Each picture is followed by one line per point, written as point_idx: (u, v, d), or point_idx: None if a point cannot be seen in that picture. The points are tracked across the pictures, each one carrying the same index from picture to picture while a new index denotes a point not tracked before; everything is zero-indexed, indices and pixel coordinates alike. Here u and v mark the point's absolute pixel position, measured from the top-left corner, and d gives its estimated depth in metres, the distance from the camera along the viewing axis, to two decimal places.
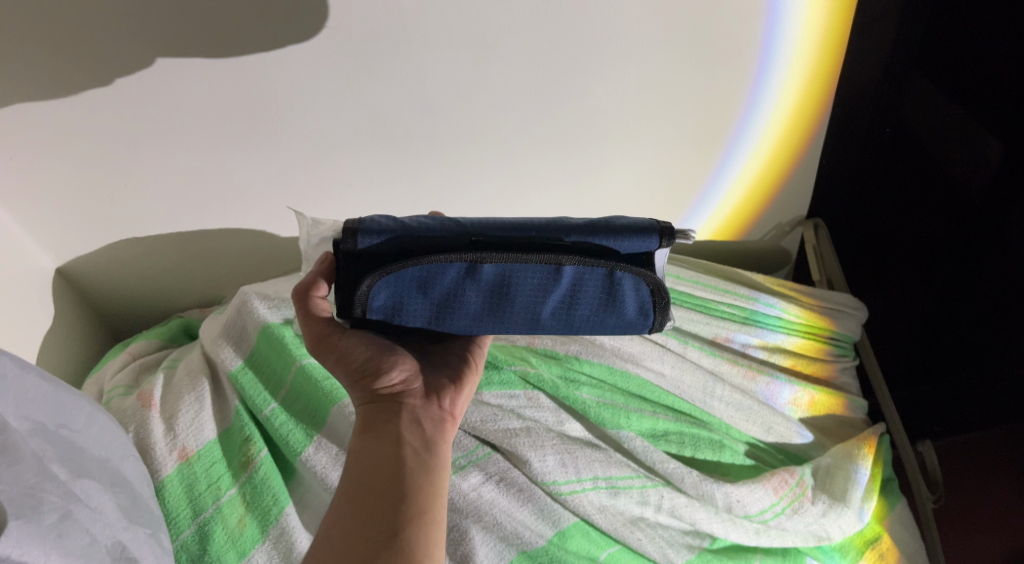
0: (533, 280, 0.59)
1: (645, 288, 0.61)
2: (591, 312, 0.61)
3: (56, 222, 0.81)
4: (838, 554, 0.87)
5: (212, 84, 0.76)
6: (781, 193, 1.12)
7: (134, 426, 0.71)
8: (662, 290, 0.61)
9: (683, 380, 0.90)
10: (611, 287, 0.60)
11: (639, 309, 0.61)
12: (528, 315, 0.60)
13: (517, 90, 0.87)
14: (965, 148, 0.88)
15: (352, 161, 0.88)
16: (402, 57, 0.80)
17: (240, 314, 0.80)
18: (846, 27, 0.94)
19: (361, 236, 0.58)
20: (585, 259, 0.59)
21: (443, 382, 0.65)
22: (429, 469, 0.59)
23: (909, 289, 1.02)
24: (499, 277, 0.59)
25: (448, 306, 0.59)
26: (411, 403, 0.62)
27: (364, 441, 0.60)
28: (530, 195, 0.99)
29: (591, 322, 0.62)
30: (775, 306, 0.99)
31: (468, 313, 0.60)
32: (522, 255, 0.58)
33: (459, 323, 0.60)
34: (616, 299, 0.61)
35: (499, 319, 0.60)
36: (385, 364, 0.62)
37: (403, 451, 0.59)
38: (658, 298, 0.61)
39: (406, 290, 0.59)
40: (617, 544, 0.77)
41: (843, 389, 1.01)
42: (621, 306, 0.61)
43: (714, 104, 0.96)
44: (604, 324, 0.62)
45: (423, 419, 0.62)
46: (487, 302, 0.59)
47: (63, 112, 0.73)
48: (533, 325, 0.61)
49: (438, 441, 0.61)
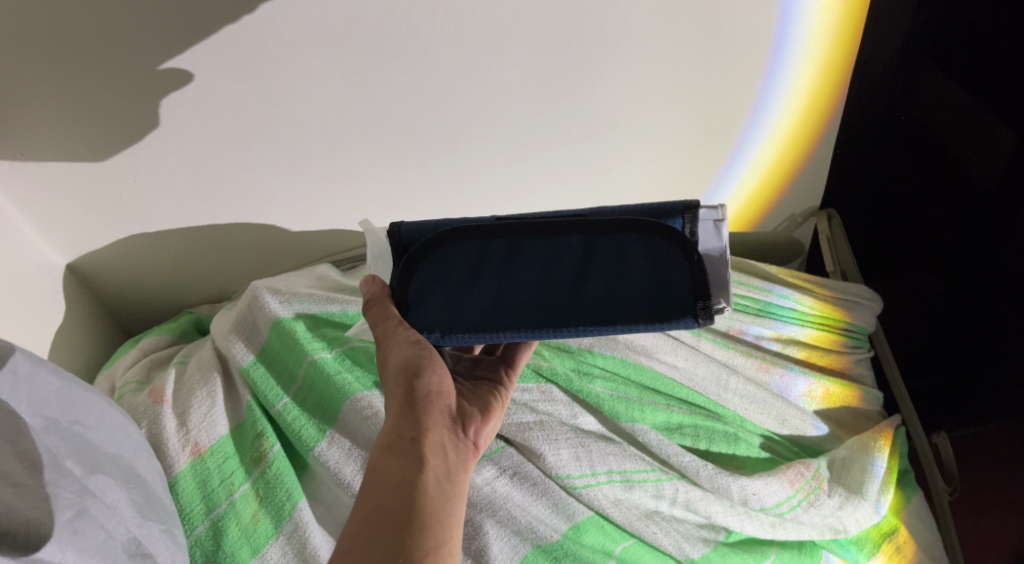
0: (556, 260, 0.57)
1: (683, 262, 0.56)
2: (621, 293, 0.57)
3: (65, 218, 0.80)
4: (855, 547, 0.85)
5: (223, 78, 0.75)
6: (792, 187, 1.10)
7: (146, 422, 0.70)
8: (694, 253, 0.56)
9: (697, 372, 0.90)
10: (646, 261, 0.57)
11: (679, 286, 0.56)
12: (553, 302, 0.57)
13: (527, 81, 0.86)
14: (980, 138, 0.88)
15: (361, 155, 0.87)
16: (413, 48, 0.79)
17: (250, 310, 0.79)
18: (857, 24, 0.93)
19: (405, 233, 0.61)
20: (612, 229, 0.57)
21: (469, 412, 0.63)
22: (447, 500, 0.56)
23: (919, 281, 1.04)
24: (521, 257, 0.58)
25: (470, 297, 0.58)
26: (442, 424, 0.59)
27: (387, 457, 0.56)
28: (540, 188, 0.98)
29: (634, 312, 0.56)
30: (789, 298, 0.98)
31: (490, 305, 0.58)
32: (543, 230, 0.58)
33: (481, 320, 0.58)
34: (656, 275, 0.56)
35: (529, 314, 0.57)
36: (432, 372, 0.59)
37: (427, 475, 0.56)
38: (694, 267, 0.56)
39: (434, 281, 0.59)
40: (632, 538, 0.77)
41: (858, 381, 1.00)
42: (655, 282, 0.56)
43: (727, 95, 0.94)
44: (642, 311, 0.56)
45: (448, 445, 0.59)
46: (516, 293, 0.58)
47: (72, 107, 0.73)
48: (562, 318, 0.57)
49: (460, 473, 0.58)
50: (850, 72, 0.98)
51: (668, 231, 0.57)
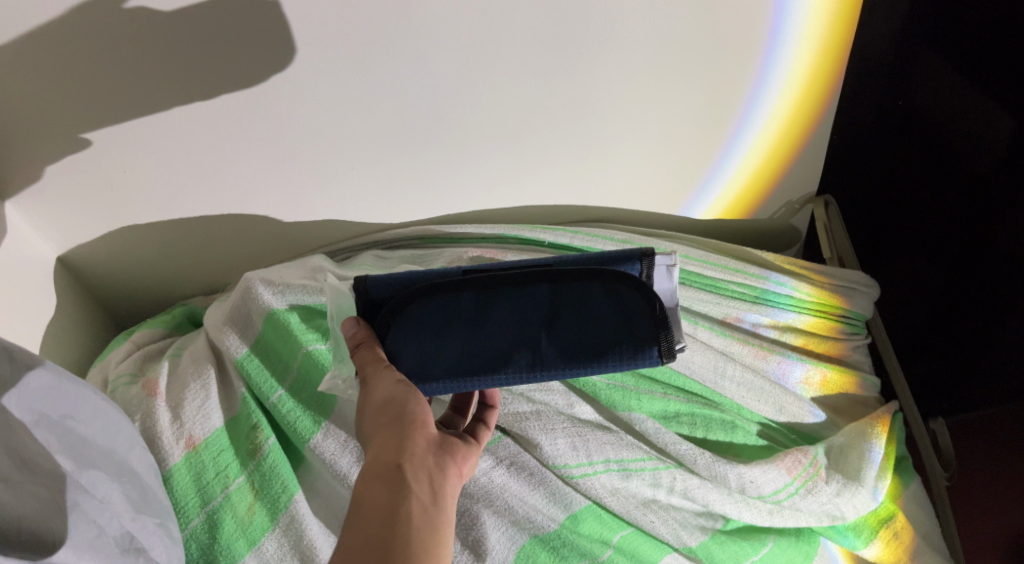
0: (523, 308, 0.61)
1: (638, 301, 0.62)
2: (584, 334, 0.61)
3: (54, 210, 0.79)
4: (852, 533, 0.87)
5: (211, 66, 0.73)
6: (789, 173, 1.09)
7: (140, 416, 0.70)
8: (650, 291, 0.62)
9: (694, 360, 0.86)
10: (603, 303, 0.62)
11: (639, 331, 0.61)
12: (527, 347, 0.61)
13: (521, 65, 0.84)
14: (978, 125, 0.87)
15: (354, 144, 0.85)
16: (402, 35, 0.77)
17: (243, 301, 0.77)
18: (848, 23, 0.93)
19: (372, 288, 0.63)
20: (569, 275, 0.62)
21: (453, 441, 0.62)
22: (434, 529, 0.55)
23: (918, 267, 1.03)
24: (489, 306, 0.61)
25: (447, 346, 0.61)
26: (427, 451, 0.59)
27: (371, 486, 0.55)
28: (535, 177, 0.97)
29: (594, 353, 0.61)
30: (786, 285, 0.96)
31: (465, 354, 0.61)
32: (507, 280, 0.62)
33: (463, 369, 0.61)
34: (612, 317, 0.61)
35: (498, 361, 0.61)
36: (415, 401, 0.59)
37: (413, 504, 0.55)
38: (650, 306, 0.61)
39: (410, 334, 0.61)
40: (629, 527, 0.78)
41: (855, 367, 1.00)
42: (617, 327, 0.61)
43: (724, 79, 0.93)
44: (608, 355, 0.61)
45: (433, 473, 0.58)
46: (483, 342, 0.61)
47: (56, 97, 0.71)
48: (534, 363, 0.61)
49: (446, 501, 0.57)
50: (845, 61, 0.97)
51: (627, 278, 0.62)
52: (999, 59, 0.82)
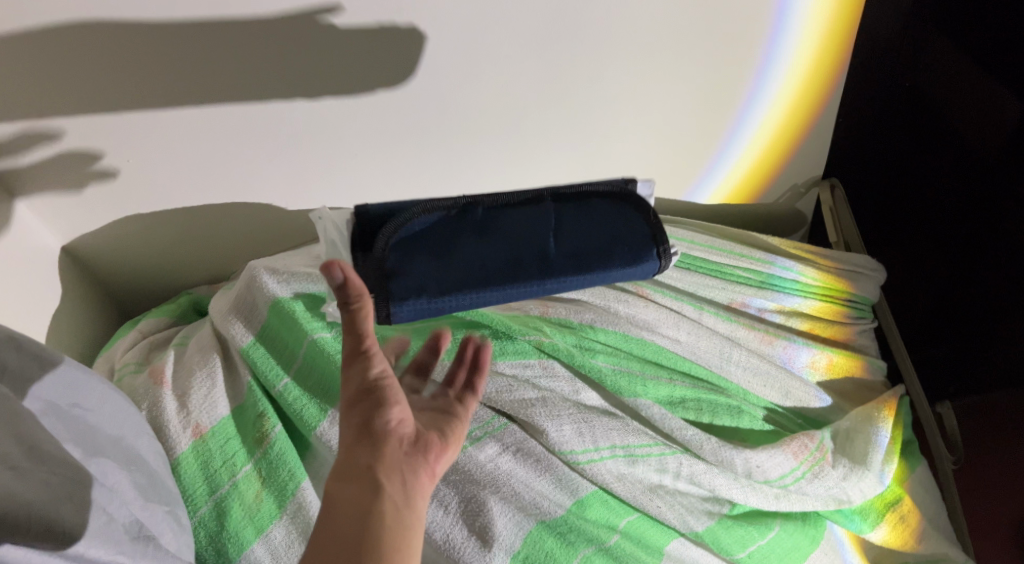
0: (526, 223, 0.70)
1: (623, 211, 0.74)
2: (584, 242, 0.71)
3: (56, 198, 0.79)
4: (859, 517, 0.87)
5: (212, 52, 0.73)
6: (795, 155, 1.08)
7: (147, 404, 0.70)
8: (636, 204, 0.74)
9: (700, 345, 0.88)
10: (594, 214, 0.73)
11: (630, 235, 0.72)
12: (534, 257, 0.68)
13: (524, 47, 0.83)
14: (983, 106, 0.86)
15: (356, 131, 0.85)
16: (403, 19, 0.76)
17: (249, 290, 0.77)
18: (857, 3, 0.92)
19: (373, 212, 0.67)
20: (561, 194, 0.73)
21: (432, 436, 0.60)
22: (404, 527, 0.52)
23: (925, 249, 1.02)
24: (494, 226, 0.69)
25: (457, 260, 0.66)
26: (399, 450, 0.56)
27: (341, 485, 0.53)
28: (540, 162, 0.96)
29: (593, 257, 0.70)
30: (792, 269, 0.96)
31: (476, 267, 0.66)
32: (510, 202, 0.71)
33: (472, 282, 0.66)
34: (604, 225, 0.72)
35: (508, 270, 0.67)
36: (390, 399, 0.58)
37: (382, 502, 0.53)
38: (636, 216, 0.74)
39: (419, 248, 0.66)
40: (636, 512, 0.78)
41: (861, 351, 1.00)
42: (610, 233, 0.72)
43: (729, 62, 0.92)
44: (605, 256, 0.70)
45: (406, 469, 0.56)
46: (491, 255, 0.67)
47: (55, 84, 0.70)
48: (542, 270, 0.68)
49: (418, 498, 0.55)
50: (850, 43, 0.96)
51: (610, 190, 0.74)
52: (1003, 41, 0.82)
